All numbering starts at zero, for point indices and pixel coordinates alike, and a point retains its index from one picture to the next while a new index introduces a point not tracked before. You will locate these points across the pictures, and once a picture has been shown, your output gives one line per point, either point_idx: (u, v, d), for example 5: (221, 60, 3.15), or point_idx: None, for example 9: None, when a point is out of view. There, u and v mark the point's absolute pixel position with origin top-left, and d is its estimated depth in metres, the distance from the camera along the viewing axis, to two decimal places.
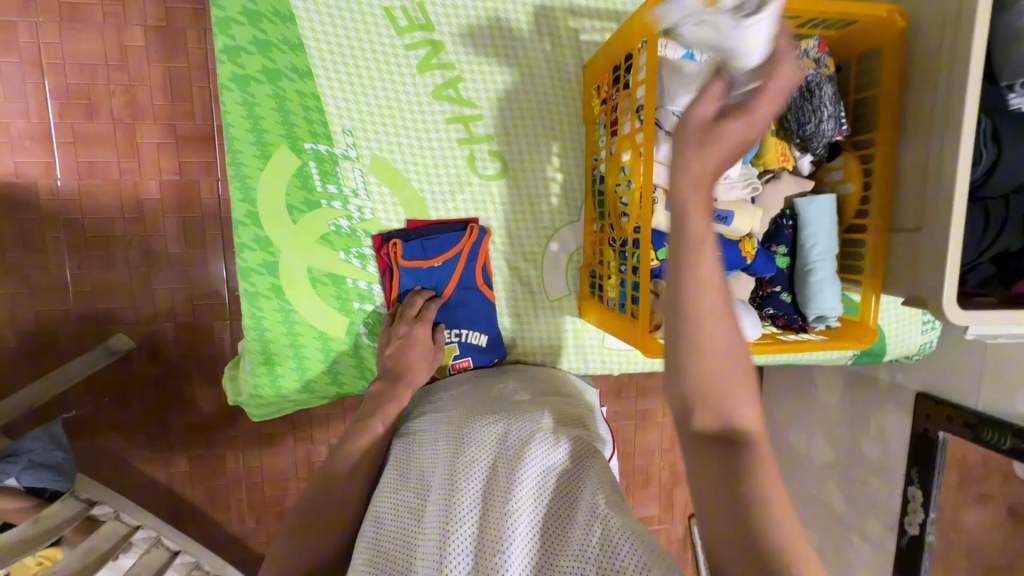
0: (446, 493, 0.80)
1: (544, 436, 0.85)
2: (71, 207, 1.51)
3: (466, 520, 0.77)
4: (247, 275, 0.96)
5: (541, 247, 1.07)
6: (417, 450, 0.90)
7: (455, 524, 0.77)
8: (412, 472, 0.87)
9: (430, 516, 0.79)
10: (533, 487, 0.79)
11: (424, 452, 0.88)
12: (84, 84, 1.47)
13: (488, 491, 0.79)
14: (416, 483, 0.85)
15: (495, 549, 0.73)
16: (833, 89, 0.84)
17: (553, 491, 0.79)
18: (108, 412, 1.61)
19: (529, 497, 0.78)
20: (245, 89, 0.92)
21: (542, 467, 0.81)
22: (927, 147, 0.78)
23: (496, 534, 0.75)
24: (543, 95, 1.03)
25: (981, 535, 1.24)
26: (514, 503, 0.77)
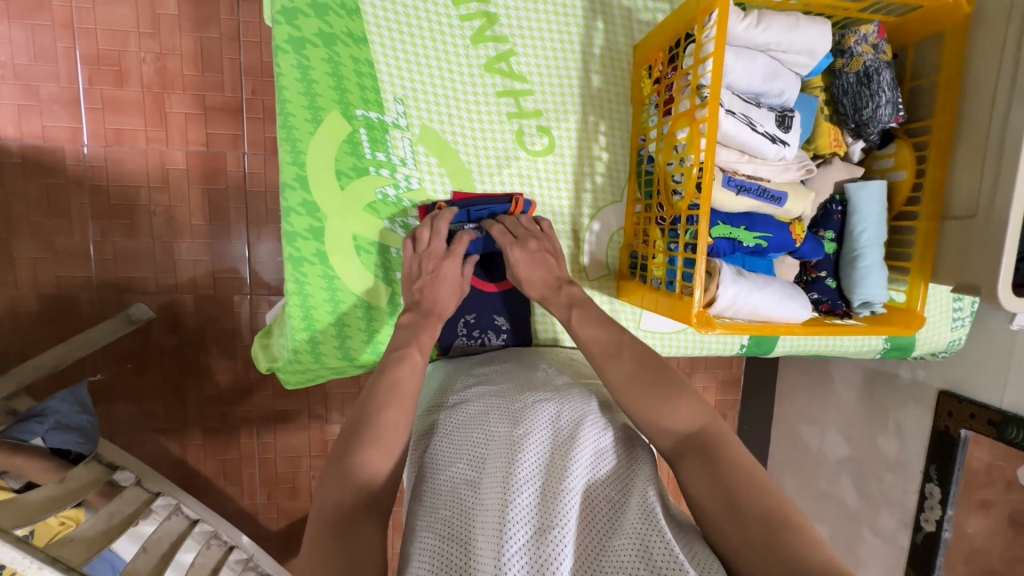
0: (502, 463, 0.75)
1: (597, 418, 0.83)
2: (97, 172, 1.50)
3: (526, 492, 0.72)
4: (293, 238, 0.96)
5: (583, 227, 1.07)
6: (463, 422, 0.85)
7: (517, 493, 0.71)
8: (460, 443, 0.82)
9: (489, 488, 0.73)
10: (592, 465, 0.76)
11: (471, 424, 0.84)
12: (116, 50, 1.46)
13: (546, 465, 0.75)
14: (469, 453, 0.80)
15: (559, 522, 0.69)
16: (891, 76, 0.85)
17: (610, 473, 0.76)
18: (126, 380, 1.61)
19: (588, 474, 0.75)
20: (301, 51, 0.92)
21: (596, 447, 0.78)
22: (988, 133, 0.78)
23: (561, 507, 0.70)
24: (593, 73, 1.03)
25: (982, 538, 1.25)
26: (574, 478, 0.73)
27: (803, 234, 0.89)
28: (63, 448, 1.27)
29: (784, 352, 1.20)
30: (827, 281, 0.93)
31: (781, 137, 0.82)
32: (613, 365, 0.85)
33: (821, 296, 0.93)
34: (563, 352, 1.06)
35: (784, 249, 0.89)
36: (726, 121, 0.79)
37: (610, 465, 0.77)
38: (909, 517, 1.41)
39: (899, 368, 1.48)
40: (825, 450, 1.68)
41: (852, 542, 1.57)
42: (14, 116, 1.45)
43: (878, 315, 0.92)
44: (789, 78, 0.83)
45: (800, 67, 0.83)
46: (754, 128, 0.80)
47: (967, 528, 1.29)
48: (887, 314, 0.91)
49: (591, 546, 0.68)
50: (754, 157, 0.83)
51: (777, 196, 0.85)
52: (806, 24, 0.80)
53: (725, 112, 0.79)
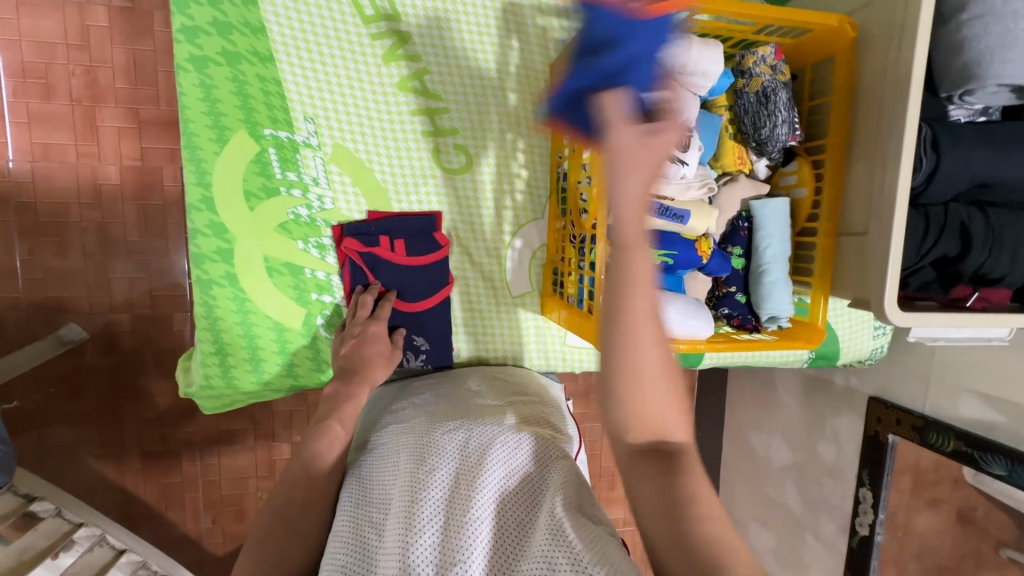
0: (407, 502, 0.76)
1: (508, 437, 0.83)
2: (24, 189, 1.45)
3: (428, 531, 0.72)
4: (200, 261, 0.94)
5: (505, 244, 1.07)
6: (373, 467, 0.85)
7: (418, 534, 0.72)
8: (373, 484, 0.82)
9: (392, 531, 0.74)
10: (500, 489, 0.76)
11: (381, 467, 0.84)
12: (43, 62, 1.42)
13: (452, 495, 0.76)
14: (378, 496, 0.80)
15: (461, 557, 0.69)
16: (788, 96, 0.86)
17: (520, 492, 0.76)
18: (57, 404, 1.54)
19: (495, 500, 0.75)
20: (203, 70, 0.90)
21: (504, 471, 0.78)
22: (874, 151, 0.80)
23: (465, 538, 0.70)
24: (510, 91, 1.03)
25: (933, 537, 1.27)
26: (479, 506, 0.73)
27: (710, 250, 0.91)
28: None
29: (711, 364, 1.21)
30: (737, 296, 0.94)
31: (680, 156, 0.83)
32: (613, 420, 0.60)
33: (731, 311, 0.94)
34: (489, 371, 1.06)
35: (692, 266, 0.90)
36: None
37: (519, 487, 0.77)
38: (846, 521, 1.44)
39: (834, 374, 1.51)
40: (771, 456, 1.70)
41: (797, 547, 1.59)
42: None
43: (784, 328, 0.93)
44: (687, 97, 0.84)
45: (698, 88, 0.85)
46: None
47: (916, 526, 1.30)
48: (792, 328, 0.93)
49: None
50: (656, 176, 0.84)
51: (679, 215, 0.86)
52: (697, 46, 0.81)
53: None
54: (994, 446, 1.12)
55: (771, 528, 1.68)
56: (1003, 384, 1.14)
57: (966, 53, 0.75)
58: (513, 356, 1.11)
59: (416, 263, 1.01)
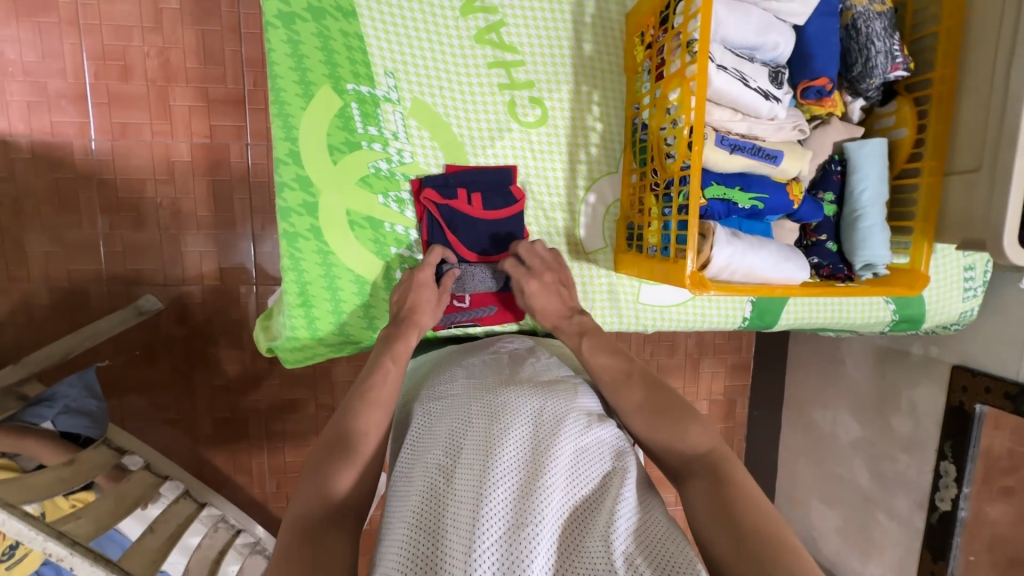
0: (481, 455, 0.73)
1: (580, 415, 0.81)
2: (105, 167, 1.53)
3: (502, 486, 0.69)
4: (287, 215, 0.97)
5: (579, 198, 1.06)
6: (442, 414, 0.83)
7: (492, 487, 0.69)
8: (438, 433, 0.80)
9: (464, 478, 0.71)
10: (571, 464, 0.74)
11: (450, 415, 0.82)
12: (120, 45, 1.49)
13: (525, 458, 0.73)
14: (447, 442, 0.77)
15: (534, 519, 0.66)
16: (886, 25, 0.81)
17: (589, 471, 0.74)
18: (135, 371, 1.62)
19: (567, 474, 0.73)
20: (291, 26, 0.93)
21: (577, 446, 0.76)
22: (992, 82, 0.75)
23: (535, 501, 0.68)
24: (585, 41, 1.02)
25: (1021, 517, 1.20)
26: (552, 474, 0.71)
27: (802, 195, 0.87)
28: (74, 432, 1.31)
29: (786, 325, 1.18)
30: (827, 244, 0.90)
31: (773, 94, 0.80)
32: (624, 392, 0.85)
33: (821, 260, 0.91)
34: (552, 345, 1.06)
35: (782, 212, 0.87)
36: (717, 76, 0.78)
37: (589, 467, 0.75)
38: (924, 497, 1.37)
39: (911, 344, 1.44)
40: (838, 433, 1.64)
41: (866, 526, 1.53)
42: (23, 112, 1.47)
43: (881, 277, 0.89)
44: (784, 30, 0.80)
45: (796, 17, 0.80)
46: (747, 83, 0.79)
47: (989, 514, 1.26)
48: (890, 276, 0.89)
49: (565, 545, 0.66)
50: (748, 115, 0.82)
51: (773, 155, 0.83)
52: None
53: (716, 68, 0.77)
54: None
55: (837, 508, 1.62)
56: None
57: None
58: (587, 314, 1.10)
59: (490, 218, 1.02)
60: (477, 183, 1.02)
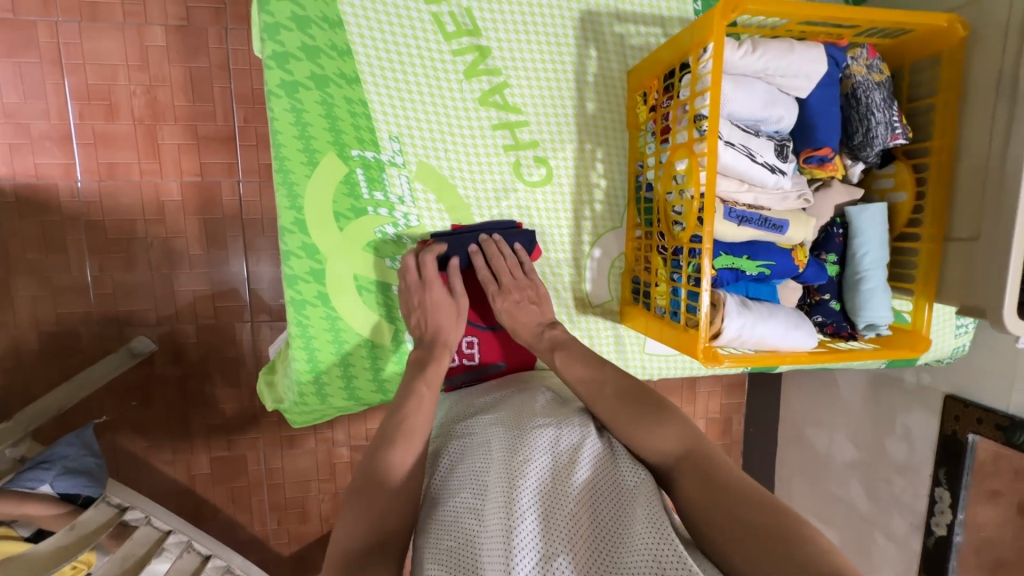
0: (504, 490, 0.73)
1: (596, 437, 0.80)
2: (92, 208, 1.49)
3: (528, 521, 0.69)
4: (294, 282, 0.96)
5: (584, 253, 1.07)
6: (461, 457, 0.82)
7: (518, 522, 0.68)
8: (458, 474, 0.80)
9: (490, 519, 0.70)
10: (595, 487, 0.73)
11: (469, 457, 0.81)
12: (105, 84, 1.45)
13: (547, 491, 0.72)
14: (469, 484, 0.77)
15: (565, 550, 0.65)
16: (884, 96, 0.84)
17: (613, 495, 0.73)
18: (130, 414, 1.59)
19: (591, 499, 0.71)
20: (294, 95, 0.92)
21: (597, 472, 0.74)
22: (988, 159, 0.77)
23: (565, 528, 0.68)
24: (588, 100, 1.02)
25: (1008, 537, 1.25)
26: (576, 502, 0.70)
27: (806, 259, 0.89)
28: (73, 492, 1.26)
29: None
30: (831, 304, 0.93)
31: (780, 167, 0.82)
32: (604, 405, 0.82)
33: (825, 319, 0.93)
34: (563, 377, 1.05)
35: (788, 275, 0.89)
36: (725, 153, 0.78)
37: (612, 490, 0.73)
38: (919, 519, 1.41)
39: (905, 372, 1.48)
40: (833, 453, 1.68)
41: (862, 544, 1.57)
42: (6, 155, 1.43)
43: (883, 336, 0.91)
44: (788, 104, 0.82)
45: (800, 91, 0.82)
46: (754, 158, 0.80)
47: (977, 518, 1.31)
48: (891, 336, 0.91)
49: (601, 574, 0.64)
50: (754, 186, 0.83)
51: (778, 224, 0.84)
52: (801, 49, 0.79)
53: (724, 144, 0.79)
54: None
55: (834, 525, 1.66)
56: None
57: None
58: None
59: None
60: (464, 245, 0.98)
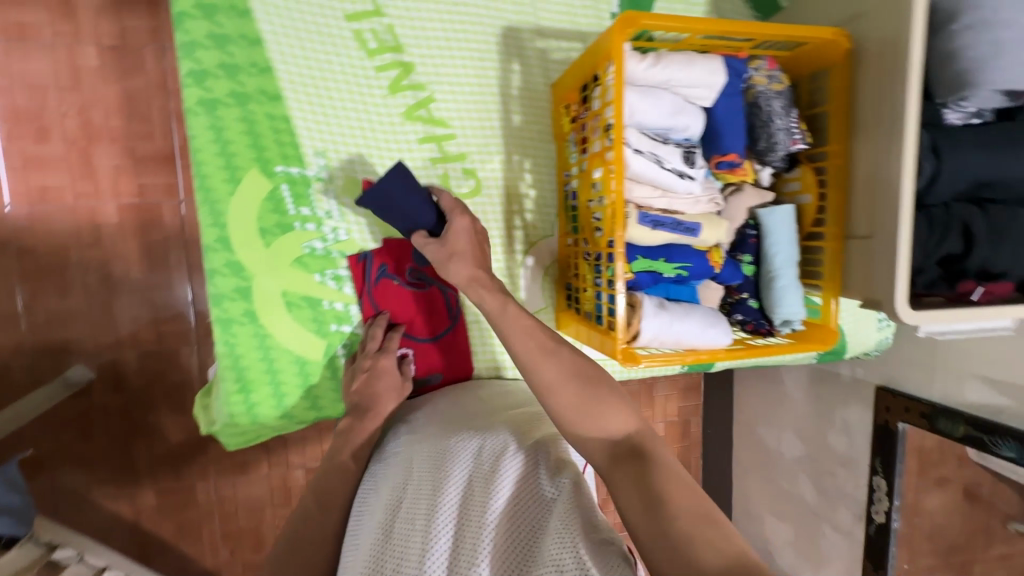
0: (424, 511, 0.78)
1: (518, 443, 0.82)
2: (25, 234, 1.43)
3: (442, 537, 0.74)
4: (219, 301, 0.94)
5: (517, 262, 1.09)
6: (392, 476, 0.87)
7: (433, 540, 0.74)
8: (390, 494, 0.84)
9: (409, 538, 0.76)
10: (509, 495, 0.76)
11: (398, 475, 0.86)
12: (35, 106, 1.40)
13: (464, 504, 0.77)
14: (396, 503, 0.82)
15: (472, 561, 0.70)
16: (784, 104, 0.88)
17: (528, 500, 0.75)
18: (67, 447, 1.51)
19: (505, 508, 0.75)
20: (213, 112, 0.91)
21: (513, 480, 0.77)
22: (875, 161, 0.82)
23: (475, 541, 0.72)
24: (514, 113, 1.05)
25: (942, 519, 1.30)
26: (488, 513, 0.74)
27: (722, 260, 0.92)
28: None
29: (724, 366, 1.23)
30: (749, 302, 0.96)
31: (688, 172, 0.86)
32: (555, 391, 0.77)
33: (744, 317, 0.96)
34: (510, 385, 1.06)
35: (705, 276, 0.92)
36: (634, 160, 0.82)
37: (529, 495, 0.76)
38: (862, 509, 1.45)
39: (841, 366, 1.54)
40: (783, 450, 1.72)
41: (814, 537, 1.60)
42: None
43: (798, 331, 0.95)
44: (694, 112, 0.86)
45: (704, 100, 0.86)
46: (663, 165, 0.84)
47: (925, 505, 1.33)
48: (806, 330, 0.95)
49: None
50: (666, 191, 0.86)
51: (691, 227, 0.88)
52: (700, 60, 0.83)
53: (633, 152, 0.82)
54: (1000, 428, 1.14)
55: (788, 520, 1.69)
56: (1007, 366, 1.17)
57: (958, 62, 0.74)
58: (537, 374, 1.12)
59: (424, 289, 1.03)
60: (405, 225, 0.87)
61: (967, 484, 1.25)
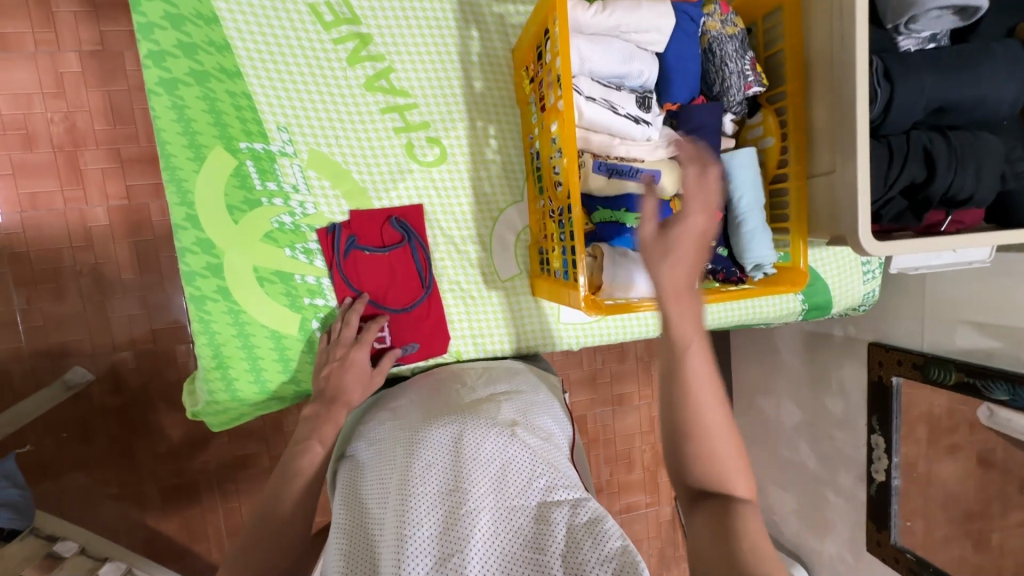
0: (404, 496, 0.75)
1: (501, 430, 0.83)
2: (16, 240, 1.44)
3: (425, 520, 0.72)
4: (191, 279, 0.95)
5: (488, 229, 1.09)
6: (370, 463, 0.85)
7: (415, 523, 0.72)
8: (371, 480, 0.82)
9: (388, 521, 0.74)
10: (495, 480, 0.77)
11: (377, 462, 0.84)
12: (20, 113, 1.41)
13: (449, 487, 0.76)
14: (378, 490, 0.80)
15: (461, 544, 0.70)
16: (738, 45, 0.87)
17: (513, 486, 0.77)
18: (69, 449, 1.51)
19: (492, 492, 0.76)
20: (174, 92, 0.92)
21: (500, 466, 0.79)
22: (831, 90, 0.82)
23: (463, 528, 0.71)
24: (475, 80, 1.05)
25: (955, 484, 1.25)
26: (476, 497, 0.74)
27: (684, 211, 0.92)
28: None
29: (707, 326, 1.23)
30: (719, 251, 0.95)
31: (643, 118, 0.86)
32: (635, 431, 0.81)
33: (715, 266, 0.95)
34: (507, 368, 1.07)
35: None
36: (586, 108, 0.83)
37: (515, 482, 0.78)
38: (863, 470, 1.41)
39: (833, 327, 1.50)
40: (783, 418, 1.68)
41: (818, 505, 1.56)
42: None
43: (769, 276, 0.95)
44: (646, 58, 0.86)
45: (656, 45, 0.86)
46: (616, 110, 0.84)
47: (939, 474, 1.27)
48: (776, 275, 0.95)
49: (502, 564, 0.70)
50: (624, 139, 0.88)
51: (651, 175, 0.87)
52: (648, 5, 0.84)
53: (584, 99, 0.83)
54: (992, 371, 1.11)
55: (791, 490, 1.66)
56: (999, 309, 1.14)
57: None
58: (512, 341, 1.11)
59: (393, 259, 1.04)
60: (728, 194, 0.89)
61: (981, 451, 1.18)
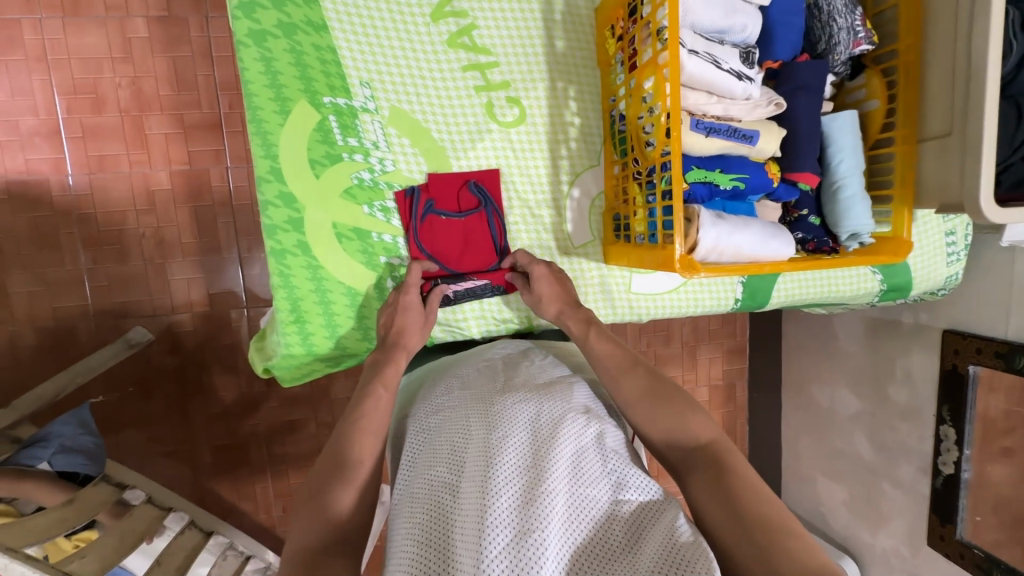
0: (481, 466, 0.70)
1: (579, 414, 0.78)
2: (84, 202, 1.43)
3: (505, 493, 0.67)
4: (273, 232, 0.96)
5: (563, 194, 1.07)
6: (440, 429, 0.81)
7: (495, 496, 0.67)
8: (441, 445, 0.77)
9: (463, 491, 0.69)
10: (574, 463, 0.71)
11: (448, 429, 0.80)
12: (90, 77, 1.40)
13: (526, 464, 0.71)
14: (448, 457, 0.75)
15: (540, 524, 0.64)
16: (846, 1, 0.85)
17: (593, 472, 0.71)
18: (129, 407, 1.52)
19: (571, 476, 0.70)
20: (263, 43, 0.92)
21: (578, 449, 0.73)
22: (954, 47, 0.82)
23: (544, 506, 0.65)
24: (557, 40, 1.03)
25: (1007, 488, 1.18)
26: (556, 479, 0.68)
27: (779, 173, 0.90)
28: (71, 471, 1.12)
29: (779, 303, 1.19)
30: (811, 219, 0.94)
31: (746, 74, 0.82)
32: (624, 384, 0.82)
33: (806, 235, 0.93)
34: (553, 345, 1.05)
35: (763, 191, 0.90)
36: (689, 61, 0.79)
37: (594, 469, 0.72)
38: (927, 462, 1.34)
39: (901, 313, 1.41)
40: (836, 408, 1.60)
41: (873, 497, 1.48)
42: None
43: (867, 245, 0.93)
44: (750, 12, 0.82)
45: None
46: (719, 65, 0.80)
47: (991, 478, 1.22)
48: (874, 244, 0.94)
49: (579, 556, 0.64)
50: (723, 97, 0.83)
51: (748, 135, 0.84)
52: None
53: (688, 53, 0.79)
54: None
55: (842, 482, 1.58)
56: None
57: None
58: (598, 308, 1.10)
59: (469, 221, 1.03)
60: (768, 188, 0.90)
61: None
